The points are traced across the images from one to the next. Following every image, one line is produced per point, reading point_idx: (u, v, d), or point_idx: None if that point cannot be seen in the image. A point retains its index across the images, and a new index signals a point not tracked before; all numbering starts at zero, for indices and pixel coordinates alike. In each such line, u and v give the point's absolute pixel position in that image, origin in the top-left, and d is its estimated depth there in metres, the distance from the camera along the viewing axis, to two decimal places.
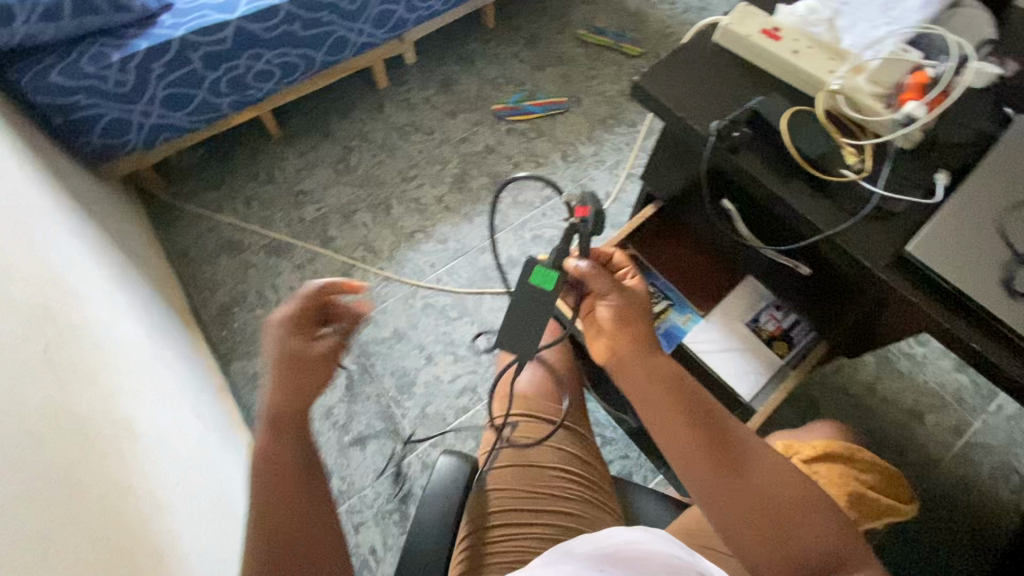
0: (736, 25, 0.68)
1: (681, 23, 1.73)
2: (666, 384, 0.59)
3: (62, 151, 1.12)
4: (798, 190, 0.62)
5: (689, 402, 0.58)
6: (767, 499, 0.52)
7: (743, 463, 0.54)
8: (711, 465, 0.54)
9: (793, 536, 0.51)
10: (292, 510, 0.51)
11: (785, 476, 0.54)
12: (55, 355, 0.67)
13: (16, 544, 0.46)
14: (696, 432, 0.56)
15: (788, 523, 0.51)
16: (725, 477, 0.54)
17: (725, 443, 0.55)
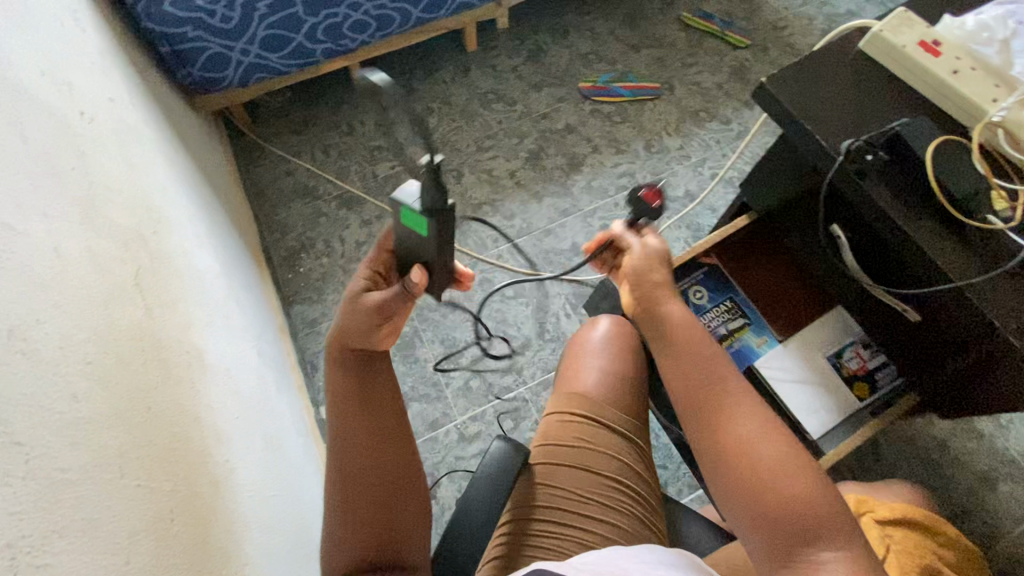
0: (890, 33, 0.65)
1: (797, 17, 1.59)
2: (677, 337, 0.58)
3: (165, 78, 1.15)
4: (928, 228, 0.59)
5: (692, 354, 0.57)
6: (750, 456, 0.51)
7: (732, 415, 0.53)
8: (700, 415, 0.55)
9: (773, 498, 0.49)
10: (390, 476, 0.55)
11: (778, 439, 0.52)
12: (144, 278, 0.71)
13: (100, 458, 0.48)
14: (692, 384, 0.56)
15: (754, 472, 0.50)
16: (711, 428, 0.54)
17: (716, 395, 0.55)
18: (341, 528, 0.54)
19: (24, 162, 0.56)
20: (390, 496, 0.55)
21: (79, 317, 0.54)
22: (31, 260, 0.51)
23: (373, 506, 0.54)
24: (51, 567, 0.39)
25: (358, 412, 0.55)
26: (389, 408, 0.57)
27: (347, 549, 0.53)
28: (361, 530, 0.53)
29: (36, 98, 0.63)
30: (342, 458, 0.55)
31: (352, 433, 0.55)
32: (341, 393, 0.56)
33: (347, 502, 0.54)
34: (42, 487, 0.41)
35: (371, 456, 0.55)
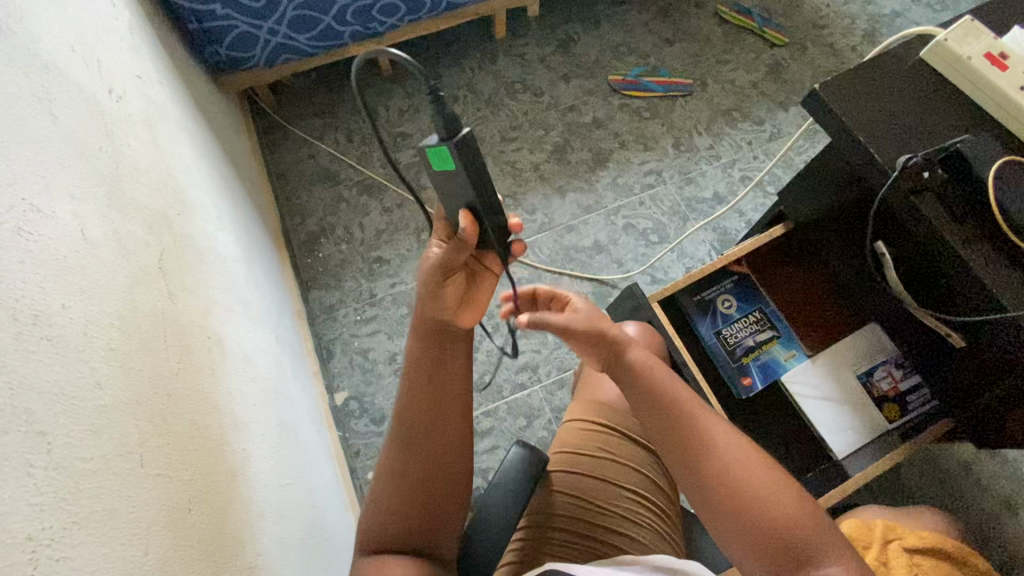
0: (955, 44, 0.62)
1: (839, 15, 1.53)
2: (636, 370, 0.57)
3: (192, 56, 1.14)
4: (982, 253, 0.56)
5: (650, 381, 0.56)
6: (727, 478, 0.50)
7: (703, 438, 0.52)
8: (673, 444, 0.54)
9: (755, 520, 0.48)
10: (444, 460, 0.56)
11: (751, 455, 0.51)
12: (168, 262, 0.70)
13: (122, 447, 0.48)
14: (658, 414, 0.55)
15: (741, 505, 0.49)
16: (684, 456, 0.53)
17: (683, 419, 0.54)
18: (384, 500, 0.55)
19: (53, 142, 0.55)
20: (440, 476, 0.56)
21: (104, 302, 0.53)
22: (58, 243, 0.50)
23: (422, 481, 0.55)
24: (71, 560, 0.39)
25: (430, 387, 0.57)
26: (461, 393, 0.59)
27: (385, 520, 0.55)
28: (406, 502, 0.55)
29: (66, 76, 0.62)
30: (404, 429, 0.57)
31: (424, 404, 0.57)
32: (414, 364, 0.58)
33: (396, 474, 0.56)
34: (63, 477, 0.41)
35: (431, 434, 0.56)
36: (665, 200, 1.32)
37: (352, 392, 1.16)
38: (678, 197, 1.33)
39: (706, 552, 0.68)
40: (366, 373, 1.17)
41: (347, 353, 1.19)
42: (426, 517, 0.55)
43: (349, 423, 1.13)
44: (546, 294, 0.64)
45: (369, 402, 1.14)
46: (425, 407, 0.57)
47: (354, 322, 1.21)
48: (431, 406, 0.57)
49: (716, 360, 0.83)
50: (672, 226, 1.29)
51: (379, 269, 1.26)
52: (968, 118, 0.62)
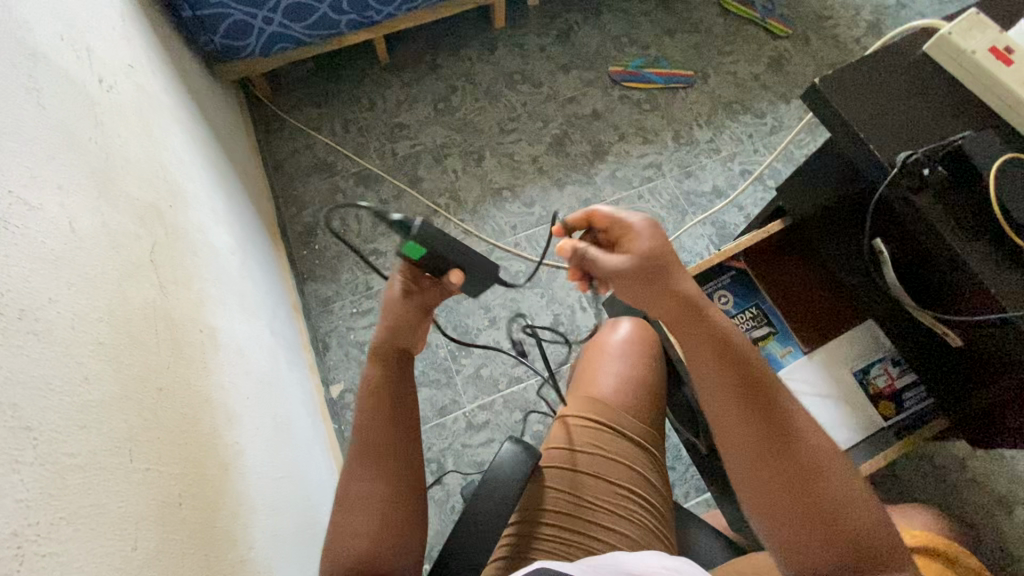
0: (960, 37, 0.61)
1: (843, 6, 1.51)
2: (715, 334, 0.54)
3: (186, 45, 1.13)
4: (981, 251, 0.56)
5: (742, 361, 0.54)
6: (810, 483, 0.50)
7: (792, 438, 0.51)
8: (751, 438, 0.52)
9: (838, 527, 0.49)
10: (396, 481, 0.56)
11: (835, 462, 0.51)
12: (159, 254, 0.70)
13: (111, 442, 0.48)
14: (742, 401, 0.53)
15: (829, 512, 0.49)
16: (764, 451, 0.51)
17: (772, 413, 0.52)
18: (344, 520, 0.55)
19: (40, 132, 0.54)
20: (388, 499, 0.55)
21: (92, 296, 0.53)
22: (46, 237, 0.49)
23: (374, 503, 0.55)
24: (58, 556, 0.38)
25: (377, 414, 0.58)
26: (407, 422, 0.59)
27: (343, 541, 0.54)
28: (378, 521, 0.54)
29: (53, 64, 0.61)
30: (355, 456, 0.57)
31: (378, 420, 0.58)
32: (375, 388, 0.59)
33: (353, 496, 0.56)
34: (51, 473, 0.40)
35: (380, 460, 0.57)
36: (663, 194, 1.31)
37: (348, 385, 1.16)
38: (678, 191, 1.32)
39: (698, 549, 0.68)
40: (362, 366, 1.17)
41: (343, 346, 1.18)
42: (385, 535, 0.54)
43: (344, 415, 1.13)
44: (603, 219, 0.58)
45: None
46: (380, 424, 0.58)
47: (350, 315, 1.21)
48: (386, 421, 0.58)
49: None
50: (671, 220, 1.29)
51: (376, 261, 1.25)
52: (970, 114, 0.62)
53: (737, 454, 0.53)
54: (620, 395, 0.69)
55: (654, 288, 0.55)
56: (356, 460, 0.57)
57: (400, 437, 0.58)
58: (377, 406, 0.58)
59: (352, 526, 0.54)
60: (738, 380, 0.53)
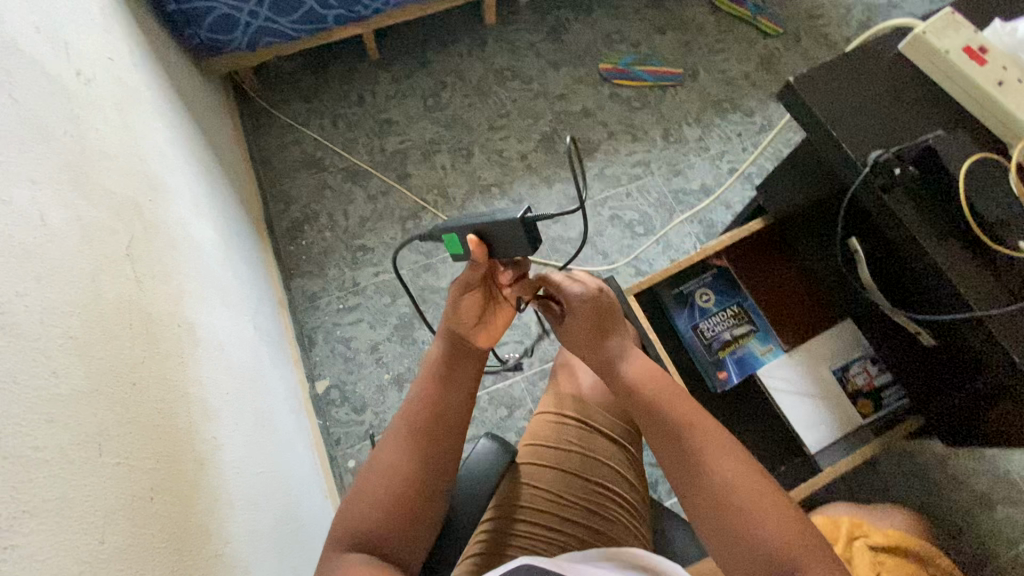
0: (933, 36, 0.61)
1: (834, 5, 1.51)
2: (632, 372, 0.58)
3: (172, 38, 1.12)
4: (951, 252, 0.57)
5: (652, 393, 0.56)
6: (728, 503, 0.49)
7: (697, 453, 0.52)
8: (671, 465, 0.53)
9: (751, 535, 0.48)
10: (437, 458, 0.58)
11: (752, 477, 0.50)
12: (136, 249, 0.69)
13: (79, 437, 0.48)
14: (658, 431, 0.55)
15: (743, 522, 0.48)
16: (683, 476, 0.52)
17: (681, 432, 0.53)
18: (374, 487, 0.56)
19: (9, 124, 0.54)
20: (426, 478, 0.57)
21: (62, 289, 0.53)
22: (15, 230, 0.49)
23: (411, 479, 0.56)
24: (20, 548, 0.38)
25: (442, 392, 0.61)
26: (460, 405, 0.62)
27: (365, 513, 0.54)
28: (400, 492, 0.55)
29: (27, 56, 0.61)
30: (407, 428, 0.59)
31: (434, 387, 0.62)
32: (437, 359, 0.65)
33: (389, 463, 0.57)
34: (14, 467, 0.40)
35: (426, 433, 0.59)
36: (651, 192, 1.31)
37: (334, 380, 1.16)
38: (666, 189, 1.32)
39: (674, 545, 0.69)
40: (348, 362, 1.17)
41: (329, 341, 1.18)
42: (402, 514, 0.55)
43: (330, 411, 1.13)
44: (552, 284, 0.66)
45: (351, 391, 1.14)
46: (436, 393, 0.62)
47: (336, 311, 1.21)
48: (441, 391, 0.62)
49: (694, 356, 0.85)
50: (658, 218, 1.29)
51: (363, 257, 1.25)
52: (945, 113, 0.62)
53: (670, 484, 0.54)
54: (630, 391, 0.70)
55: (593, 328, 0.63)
56: (405, 424, 0.59)
57: (448, 409, 0.61)
58: (440, 378, 0.63)
59: (382, 499, 0.55)
60: (656, 409, 0.56)
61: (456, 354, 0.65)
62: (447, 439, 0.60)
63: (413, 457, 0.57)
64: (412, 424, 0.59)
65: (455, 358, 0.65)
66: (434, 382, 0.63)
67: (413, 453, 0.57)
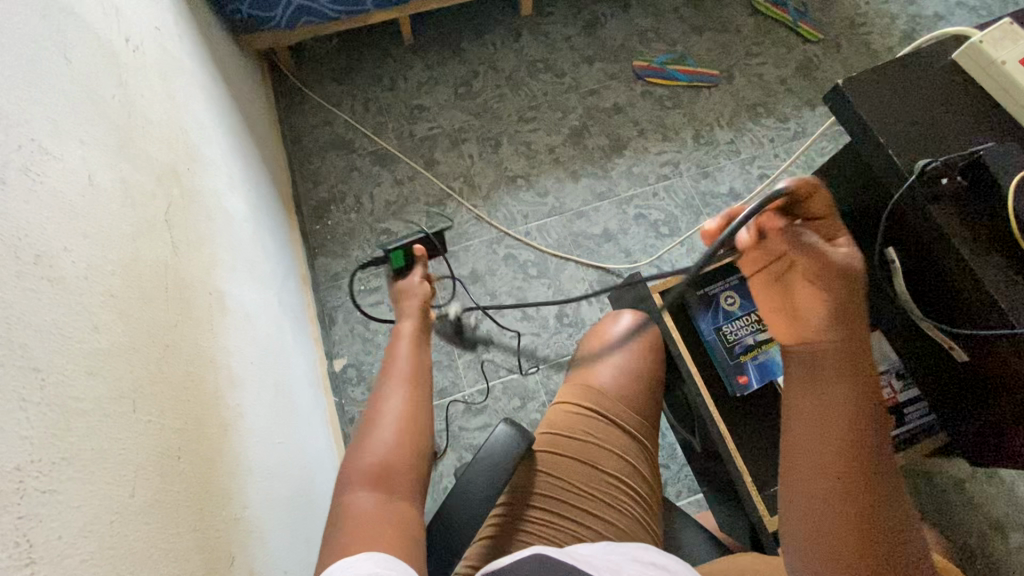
0: (990, 46, 0.60)
1: (878, 14, 1.48)
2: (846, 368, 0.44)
3: (214, 13, 1.14)
4: (994, 265, 0.56)
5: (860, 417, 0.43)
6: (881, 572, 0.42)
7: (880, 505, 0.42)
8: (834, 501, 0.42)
9: None
10: (424, 413, 0.63)
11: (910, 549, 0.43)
12: (174, 215, 0.71)
13: (116, 391, 0.49)
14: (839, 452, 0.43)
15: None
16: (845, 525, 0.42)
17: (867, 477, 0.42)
18: (371, 433, 0.60)
19: (63, 83, 0.55)
20: (418, 424, 0.62)
21: (105, 248, 0.54)
22: (65, 187, 0.51)
23: (409, 427, 0.61)
24: (57, 494, 0.40)
25: (416, 360, 0.69)
26: (428, 372, 0.69)
27: (365, 454, 0.58)
28: (400, 438, 0.60)
29: (80, 18, 0.62)
30: (387, 387, 0.65)
31: (410, 357, 0.69)
32: (413, 335, 0.72)
33: (385, 413, 0.61)
34: (56, 414, 0.42)
35: (417, 390, 0.65)
36: (679, 192, 1.30)
37: (351, 360, 1.17)
38: (694, 191, 1.30)
39: (684, 545, 0.69)
40: (367, 342, 1.18)
41: (349, 321, 1.20)
42: (404, 460, 0.58)
43: (345, 389, 1.14)
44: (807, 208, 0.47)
45: (368, 370, 1.15)
46: (410, 361, 0.68)
47: (358, 292, 1.22)
48: (416, 358, 0.69)
49: (715, 357, 0.85)
50: (684, 219, 1.28)
51: (387, 241, 1.26)
52: (997, 124, 0.61)
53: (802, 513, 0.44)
54: (625, 375, 0.71)
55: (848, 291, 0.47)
56: (391, 381, 0.65)
57: (426, 376, 0.68)
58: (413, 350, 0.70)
59: (381, 441, 0.59)
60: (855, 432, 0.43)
61: (417, 336, 0.72)
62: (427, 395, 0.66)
63: (406, 408, 0.62)
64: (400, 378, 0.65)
65: (417, 338, 0.72)
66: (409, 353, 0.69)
67: (406, 403, 0.63)
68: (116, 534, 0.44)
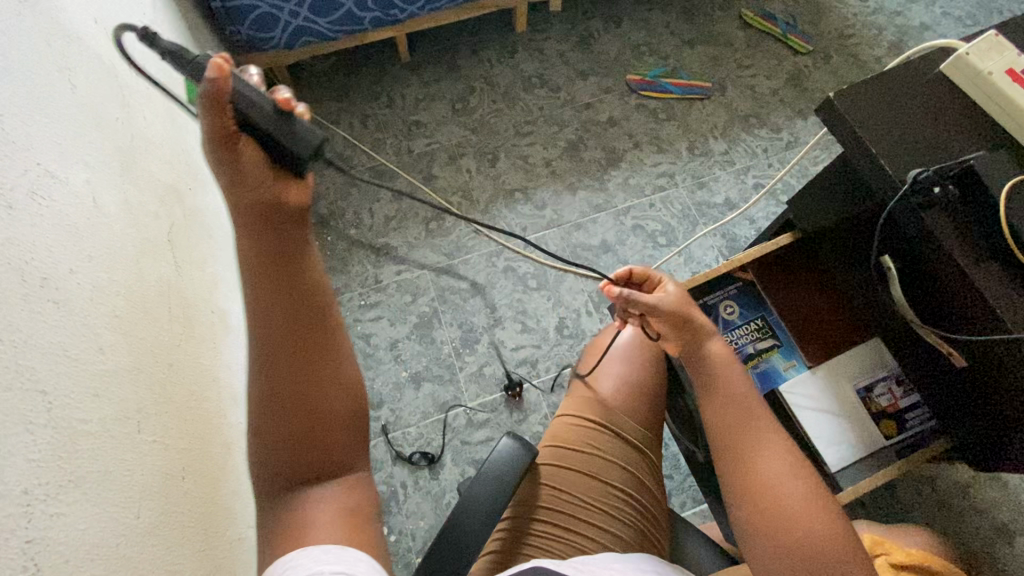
0: (977, 58, 0.62)
1: (866, 25, 1.51)
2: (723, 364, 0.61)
3: (213, 34, 1.15)
4: (990, 272, 0.57)
5: (726, 387, 0.60)
6: (771, 496, 0.53)
7: (761, 449, 0.56)
8: (726, 439, 0.57)
9: (795, 539, 0.50)
10: (308, 377, 0.47)
11: (800, 484, 0.53)
12: (176, 235, 0.71)
13: (122, 412, 0.49)
14: (721, 403, 0.59)
15: (781, 519, 0.51)
16: (736, 458, 0.56)
17: (745, 424, 0.57)
18: (263, 429, 0.47)
19: (67, 107, 0.56)
20: (302, 401, 0.47)
21: (111, 269, 0.54)
22: (70, 211, 0.51)
23: (301, 419, 0.47)
24: (65, 516, 0.40)
25: (293, 304, 0.46)
26: (311, 287, 0.47)
27: (274, 453, 0.47)
28: (275, 424, 0.46)
29: (85, 44, 0.63)
30: (261, 355, 0.46)
31: (269, 292, 0.46)
32: (259, 261, 0.46)
33: (251, 398, 0.47)
34: (62, 437, 0.42)
35: (285, 352, 0.47)
36: (675, 203, 1.32)
37: None
38: (690, 201, 1.32)
39: (691, 556, 0.68)
40: (367, 358, 1.18)
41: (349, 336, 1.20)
42: (304, 448, 0.47)
43: None
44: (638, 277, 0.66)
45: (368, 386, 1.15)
46: (273, 278, 0.46)
47: (357, 307, 1.22)
48: (274, 275, 0.46)
49: None
50: (681, 229, 1.29)
51: (386, 256, 1.27)
52: (987, 133, 0.62)
53: (717, 454, 0.58)
54: (628, 385, 0.71)
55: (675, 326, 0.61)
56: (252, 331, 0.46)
57: (308, 306, 0.47)
58: (255, 267, 0.46)
59: (285, 433, 0.47)
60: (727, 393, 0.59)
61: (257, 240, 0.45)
62: (316, 332, 0.47)
63: (287, 380, 0.47)
64: (259, 329, 0.46)
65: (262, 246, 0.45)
66: (259, 271, 0.46)
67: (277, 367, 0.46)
68: (123, 557, 0.44)
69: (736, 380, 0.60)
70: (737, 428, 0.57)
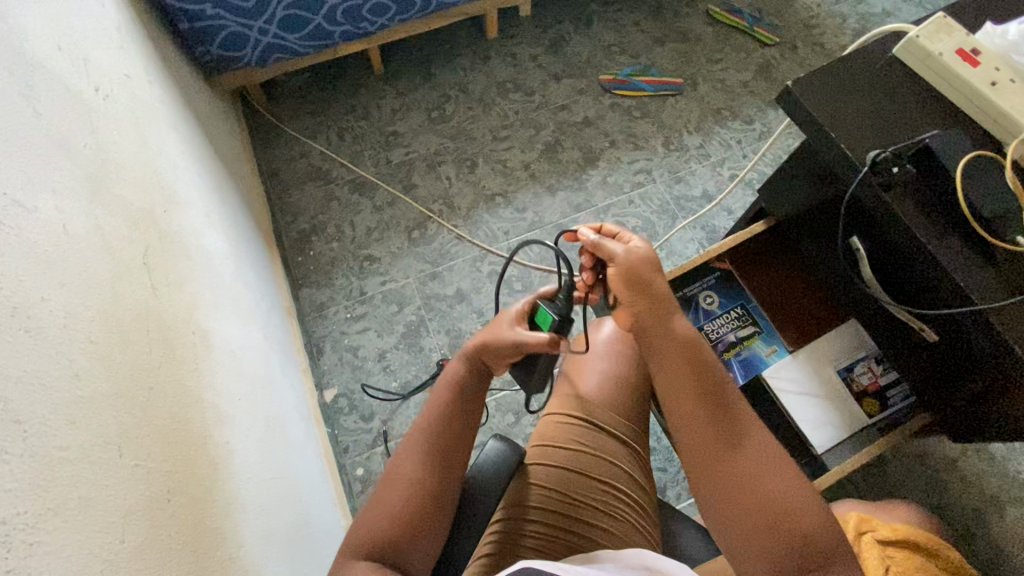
0: (927, 40, 0.64)
1: (830, 15, 1.54)
2: (684, 344, 0.61)
3: (183, 56, 1.15)
4: (952, 248, 0.58)
5: (693, 366, 0.60)
6: (751, 485, 0.53)
7: (738, 436, 0.56)
8: (700, 425, 0.58)
9: (778, 528, 0.51)
10: (444, 477, 0.58)
11: (777, 470, 0.54)
12: (153, 259, 0.71)
13: (102, 437, 0.49)
14: (691, 384, 0.60)
15: (765, 512, 0.52)
16: (712, 444, 0.57)
17: (720, 409, 0.58)
18: (392, 507, 0.56)
19: (33, 135, 0.56)
20: (431, 497, 0.56)
21: (84, 294, 0.54)
22: (39, 238, 0.51)
23: (422, 506, 0.56)
24: (46, 544, 0.39)
25: (463, 416, 0.62)
26: (472, 416, 0.63)
27: (389, 529, 0.54)
28: (403, 512, 0.55)
29: (49, 72, 0.63)
30: (423, 450, 0.59)
31: (454, 401, 0.62)
32: (454, 376, 0.64)
33: (399, 477, 0.57)
34: (39, 465, 0.41)
35: (438, 445, 0.59)
36: (654, 198, 1.33)
37: (341, 389, 1.17)
38: (669, 196, 1.33)
39: (684, 546, 0.69)
40: (356, 370, 1.18)
41: (337, 350, 1.19)
42: (408, 539, 0.54)
43: (338, 419, 1.14)
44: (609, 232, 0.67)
45: (358, 399, 1.15)
46: (467, 391, 0.63)
47: (344, 320, 1.22)
48: (471, 390, 0.64)
49: None
50: (661, 223, 1.30)
51: (369, 268, 1.27)
52: (943, 113, 0.64)
53: (691, 440, 0.58)
54: (609, 382, 0.72)
55: (640, 278, 0.62)
56: (420, 432, 0.60)
57: (465, 427, 0.62)
58: (459, 378, 0.64)
59: (404, 519, 0.55)
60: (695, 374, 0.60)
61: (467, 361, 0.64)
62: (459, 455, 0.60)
63: (425, 476, 0.57)
64: (428, 431, 0.60)
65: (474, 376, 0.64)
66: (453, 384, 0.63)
67: (428, 466, 0.58)
68: None
69: (704, 360, 0.61)
70: (710, 413, 0.58)
